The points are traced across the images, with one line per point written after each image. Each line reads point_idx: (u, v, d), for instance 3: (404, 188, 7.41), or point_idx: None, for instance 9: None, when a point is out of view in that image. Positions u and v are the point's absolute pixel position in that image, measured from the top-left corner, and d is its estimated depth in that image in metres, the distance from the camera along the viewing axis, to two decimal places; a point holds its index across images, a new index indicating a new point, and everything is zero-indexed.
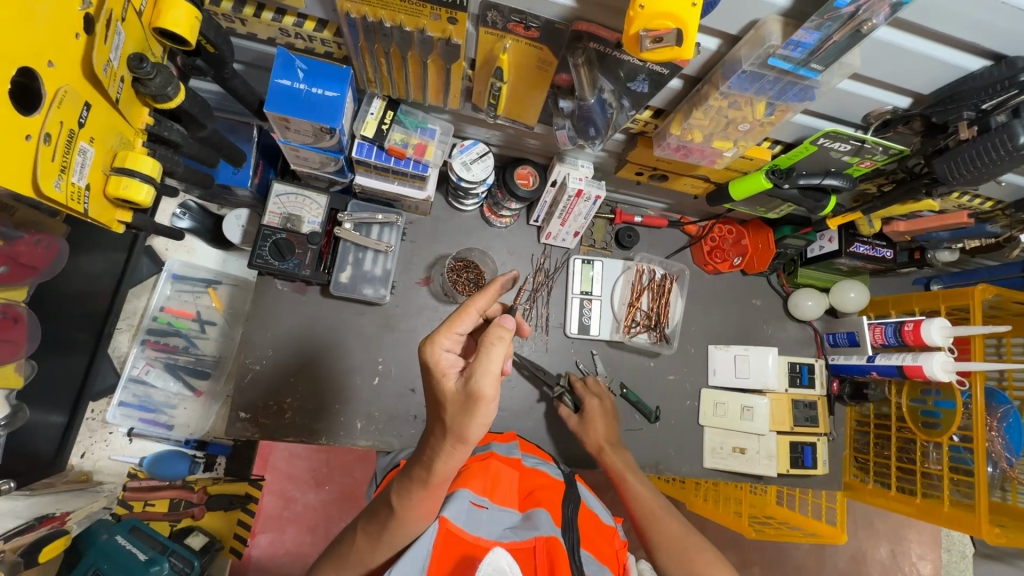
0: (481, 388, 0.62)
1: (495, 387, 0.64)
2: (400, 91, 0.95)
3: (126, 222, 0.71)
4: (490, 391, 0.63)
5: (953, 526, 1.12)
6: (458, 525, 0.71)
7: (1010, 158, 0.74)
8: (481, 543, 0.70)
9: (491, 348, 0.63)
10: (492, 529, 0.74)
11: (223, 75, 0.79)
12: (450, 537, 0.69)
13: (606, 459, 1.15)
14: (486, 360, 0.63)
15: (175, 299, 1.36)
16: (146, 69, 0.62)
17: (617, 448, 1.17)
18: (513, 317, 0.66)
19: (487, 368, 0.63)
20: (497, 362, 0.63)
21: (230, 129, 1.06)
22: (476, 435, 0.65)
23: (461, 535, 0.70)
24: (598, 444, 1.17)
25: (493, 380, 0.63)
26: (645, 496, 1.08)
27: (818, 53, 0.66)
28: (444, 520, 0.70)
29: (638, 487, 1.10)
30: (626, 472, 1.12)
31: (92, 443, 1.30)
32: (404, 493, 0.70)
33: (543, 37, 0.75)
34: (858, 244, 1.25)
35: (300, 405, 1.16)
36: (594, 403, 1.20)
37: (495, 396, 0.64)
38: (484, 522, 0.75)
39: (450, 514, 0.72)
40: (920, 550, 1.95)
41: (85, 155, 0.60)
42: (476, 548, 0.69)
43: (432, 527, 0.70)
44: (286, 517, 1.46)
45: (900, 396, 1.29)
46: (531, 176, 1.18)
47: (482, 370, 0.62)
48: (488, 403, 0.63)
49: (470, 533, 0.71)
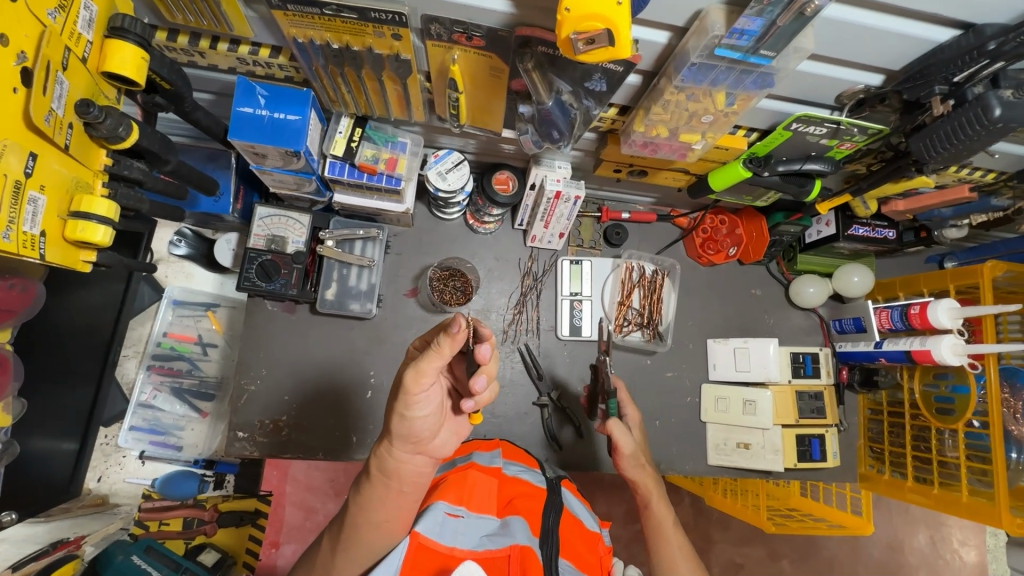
0: (404, 379, 0.64)
1: (418, 385, 0.64)
2: (365, 108, 0.95)
3: (92, 261, 0.76)
4: (412, 387, 0.65)
5: (973, 517, 1.06)
6: (430, 538, 0.73)
7: (988, 133, 0.69)
8: (454, 553, 0.72)
9: (430, 351, 0.64)
10: (469, 538, 0.76)
11: (184, 108, 0.82)
12: (422, 549, 0.71)
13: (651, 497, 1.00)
14: (420, 359, 0.64)
15: (177, 324, 1.42)
16: (94, 113, 0.65)
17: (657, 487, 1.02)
18: (462, 322, 0.61)
19: (417, 367, 0.64)
20: (429, 365, 0.64)
21: (207, 158, 1.08)
22: (394, 428, 0.69)
23: (433, 548, 0.72)
24: (644, 479, 1.01)
25: (415, 376, 0.64)
26: (672, 528, 0.97)
27: (765, 39, 0.64)
28: (416, 534, 0.72)
29: (666, 517, 0.99)
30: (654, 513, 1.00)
31: (108, 467, 1.39)
32: (368, 505, 0.73)
33: (488, 44, 0.74)
34: (857, 226, 1.20)
35: (295, 422, 1.19)
36: (633, 412, 1.10)
37: (416, 392, 0.65)
38: (460, 532, 0.76)
39: (423, 528, 0.74)
40: (962, 536, 1.86)
41: (36, 204, 0.64)
42: (448, 559, 0.71)
43: (404, 541, 0.72)
44: (308, 527, 1.49)
45: (913, 381, 1.22)
46: (510, 181, 1.15)
47: (413, 368, 0.64)
48: (409, 396, 0.65)
49: (444, 544, 0.73)
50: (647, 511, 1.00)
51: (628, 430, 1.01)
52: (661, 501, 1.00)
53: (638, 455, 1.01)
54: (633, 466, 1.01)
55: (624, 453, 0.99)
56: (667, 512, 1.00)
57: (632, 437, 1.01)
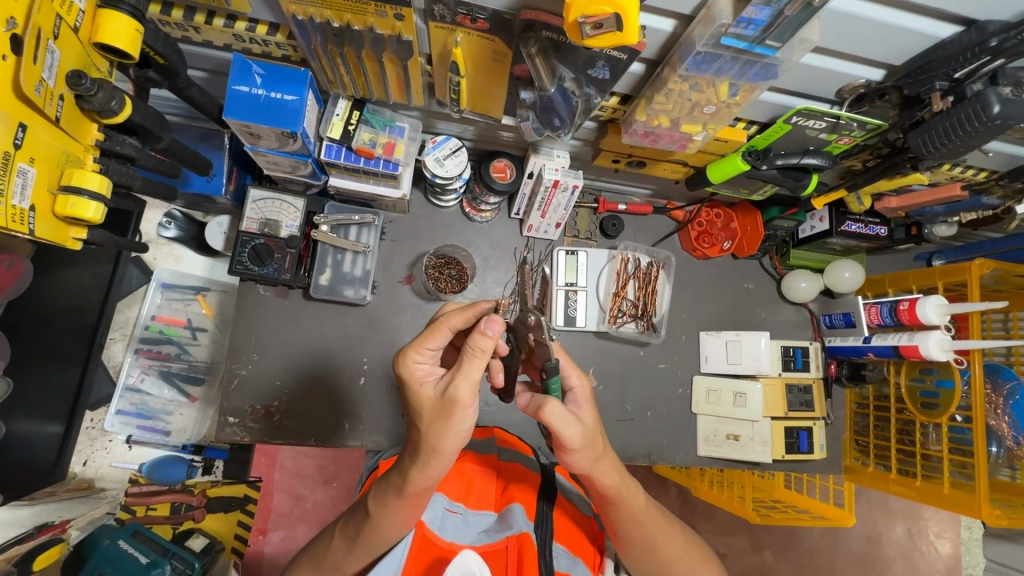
0: (460, 394, 0.65)
1: (472, 393, 0.67)
2: (363, 90, 0.94)
3: (83, 238, 0.75)
4: (467, 398, 0.66)
5: (953, 507, 1.09)
6: (433, 531, 0.77)
7: (986, 129, 0.70)
8: (454, 547, 0.76)
9: (473, 358, 0.65)
10: (468, 534, 0.80)
11: (178, 85, 0.80)
12: (426, 541, 0.76)
13: (617, 487, 0.80)
14: (466, 367, 0.66)
15: (165, 308, 1.40)
16: (85, 85, 0.64)
17: (615, 466, 0.81)
18: (499, 323, 0.64)
19: (468, 376, 0.66)
20: (478, 370, 0.66)
21: (201, 138, 1.07)
22: (451, 445, 0.69)
23: (435, 540, 0.76)
24: (601, 465, 0.78)
25: (471, 386, 0.66)
26: (644, 509, 0.83)
27: (771, 29, 0.64)
28: (420, 526, 0.77)
29: (637, 499, 0.83)
30: (624, 501, 0.81)
31: (93, 451, 1.37)
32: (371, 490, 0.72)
33: (492, 28, 0.74)
34: (850, 222, 1.22)
35: (287, 408, 1.18)
36: (580, 382, 0.79)
37: (471, 400, 0.67)
38: (459, 528, 0.81)
39: (427, 520, 0.78)
40: (938, 529, 1.91)
41: (26, 176, 0.63)
42: (447, 552, 0.74)
43: (409, 533, 0.76)
44: (297, 514, 1.47)
45: (899, 376, 1.25)
46: (508, 169, 1.15)
47: (463, 378, 0.66)
48: (464, 408, 0.66)
49: (445, 538, 0.77)
50: (615, 503, 0.81)
51: (572, 415, 0.75)
52: (629, 487, 0.82)
53: (594, 443, 0.76)
54: (586, 459, 0.77)
55: (569, 445, 0.74)
56: (637, 494, 0.83)
57: (579, 425, 0.75)
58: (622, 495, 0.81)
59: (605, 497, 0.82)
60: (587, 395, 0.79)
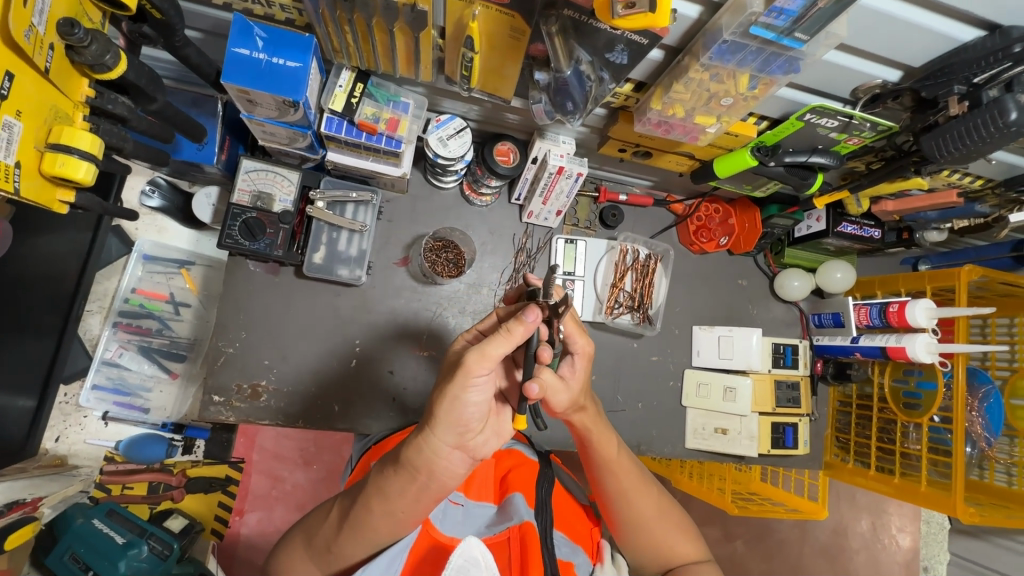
0: (467, 357, 0.63)
1: (483, 368, 0.63)
2: (369, 61, 0.90)
3: (69, 202, 0.71)
4: (473, 366, 0.63)
5: (929, 505, 1.11)
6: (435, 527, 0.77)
7: (1000, 135, 0.71)
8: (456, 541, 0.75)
9: (498, 336, 0.65)
10: (469, 527, 0.80)
11: (174, 43, 0.75)
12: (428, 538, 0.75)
13: (589, 431, 0.82)
14: (487, 341, 0.64)
15: (147, 281, 1.35)
16: (78, 35, 0.60)
17: (596, 416, 0.84)
18: (536, 311, 0.65)
19: (484, 350, 0.63)
20: (497, 347, 0.64)
21: (191, 102, 1.01)
22: (443, 414, 0.65)
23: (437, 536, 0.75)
24: (579, 412, 0.81)
25: (482, 358, 0.63)
26: (617, 458, 0.84)
27: (802, 21, 0.63)
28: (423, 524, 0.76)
29: (610, 447, 0.84)
30: (598, 446, 0.83)
31: (67, 426, 1.32)
32: (383, 487, 0.69)
33: (512, 3, 0.71)
34: (846, 224, 1.23)
35: (275, 387, 1.15)
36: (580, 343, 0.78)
37: (477, 372, 0.63)
38: (460, 521, 0.80)
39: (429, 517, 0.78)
40: (900, 523, 1.97)
41: (11, 130, 0.59)
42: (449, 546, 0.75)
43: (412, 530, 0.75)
44: (275, 496, 1.43)
45: (883, 376, 1.27)
46: (512, 153, 1.12)
47: (478, 348, 0.63)
48: (467, 376, 0.63)
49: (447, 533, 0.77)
50: (587, 447, 0.84)
51: (563, 382, 0.78)
52: (604, 434, 0.83)
53: (574, 402, 0.79)
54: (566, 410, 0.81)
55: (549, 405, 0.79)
56: (611, 440, 0.84)
57: (568, 389, 0.78)
58: (594, 441, 0.83)
59: (579, 441, 0.85)
60: (587, 358, 0.79)
